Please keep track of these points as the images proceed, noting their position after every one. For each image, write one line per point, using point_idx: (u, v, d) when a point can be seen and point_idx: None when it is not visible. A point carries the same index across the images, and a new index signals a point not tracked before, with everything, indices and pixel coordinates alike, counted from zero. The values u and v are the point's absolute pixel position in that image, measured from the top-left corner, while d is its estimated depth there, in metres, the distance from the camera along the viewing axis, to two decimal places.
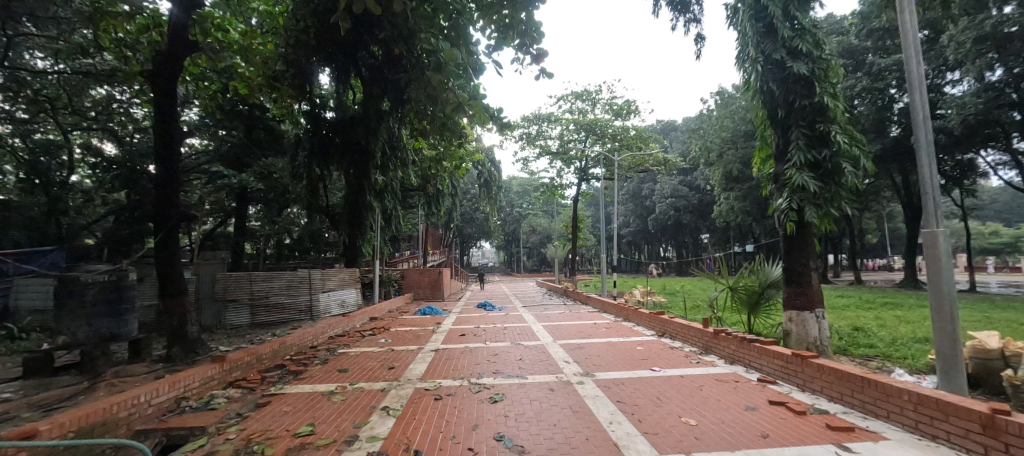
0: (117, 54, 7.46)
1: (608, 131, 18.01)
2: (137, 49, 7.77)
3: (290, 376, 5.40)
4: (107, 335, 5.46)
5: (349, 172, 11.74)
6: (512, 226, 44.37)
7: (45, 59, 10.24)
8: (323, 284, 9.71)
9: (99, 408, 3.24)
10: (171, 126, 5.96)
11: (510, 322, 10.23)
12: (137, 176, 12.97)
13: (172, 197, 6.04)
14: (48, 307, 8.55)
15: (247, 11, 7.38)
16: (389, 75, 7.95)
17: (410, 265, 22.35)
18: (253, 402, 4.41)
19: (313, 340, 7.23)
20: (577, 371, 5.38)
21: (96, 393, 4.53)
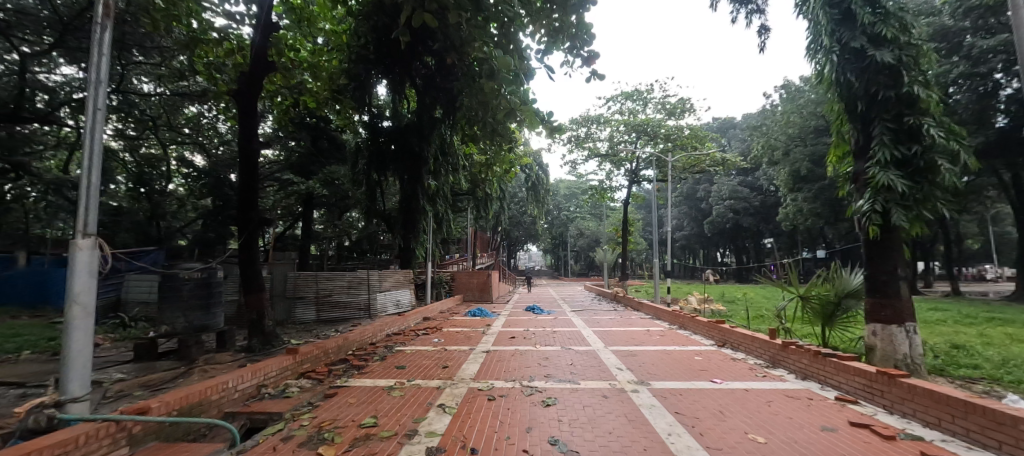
0: (207, 75, 8.38)
1: (661, 131, 17.39)
2: (224, 71, 8.62)
3: (353, 370, 5.76)
4: (199, 326, 6.13)
5: (404, 177, 12.22)
6: (559, 229, 44.10)
7: (150, 83, 11.68)
8: (381, 284, 10.20)
9: (197, 391, 3.66)
10: (252, 139, 6.59)
11: (560, 326, 10.14)
12: (222, 184, 14.42)
13: (254, 202, 6.67)
14: (151, 299, 9.82)
15: (315, 32, 8.00)
16: (443, 83, 8.24)
17: (460, 267, 22.92)
18: (321, 393, 4.75)
19: (372, 337, 7.64)
20: (631, 379, 5.24)
21: (192, 377, 5.12)
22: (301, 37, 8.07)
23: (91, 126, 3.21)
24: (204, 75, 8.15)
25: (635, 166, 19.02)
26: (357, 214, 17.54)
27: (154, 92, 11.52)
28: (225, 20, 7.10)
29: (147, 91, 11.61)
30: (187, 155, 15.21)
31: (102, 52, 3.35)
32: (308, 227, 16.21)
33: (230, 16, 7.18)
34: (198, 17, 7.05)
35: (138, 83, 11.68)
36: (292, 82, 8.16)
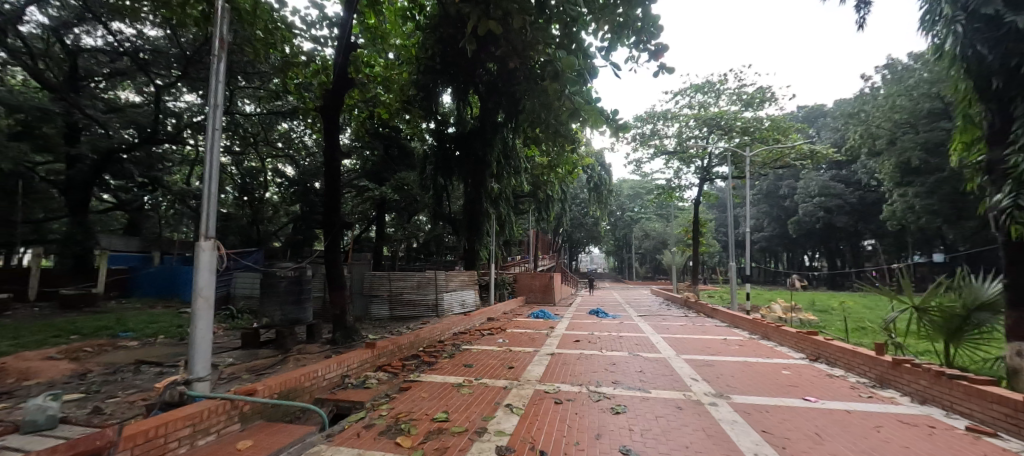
0: (296, 94, 9.28)
1: (737, 124, 16.06)
2: (310, 89, 9.49)
3: (424, 366, 6.03)
4: (292, 319, 6.81)
5: (468, 181, 12.55)
6: (623, 231, 42.61)
7: (251, 104, 13.22)
8: (448, 284, 10.57)
9: (293, 377, 4.05)
10: (334, 149, 7.19)
11: (627, 332, 9.76)
12: (309, 191, 15.92)
13: (337, 207, 7.26)
14: (253, 293, 11.10)
15: (387, 48, 8.52)
16: (505, 88, 8.37)
17: (521, 268, 23.04)
18: (397, 386, 5.03)
19: (441, 335, 7.95)
20: (708, 391, 4.90)
21: (287, 365, 5.69)
22: (376, 54, 8.65)
23: (210, 145, 3.72)
24: (294, 94, 9.05)
25: (707, 163, 17.81)
26: (424, 218, 18.41)
27: (254, 112, 13.04)
28: (312, 43, 7.83)
29: (249, 111, 13.15)
30: (281, 166, 16.98)
31: (218, 81, 3.89)
32: (381, 229, 17.32)
33: (316, 40, 7.91)
34: (290, 43, 7.85)
35: (242, 104, 13.28)
36: (367, 95, 8.77)
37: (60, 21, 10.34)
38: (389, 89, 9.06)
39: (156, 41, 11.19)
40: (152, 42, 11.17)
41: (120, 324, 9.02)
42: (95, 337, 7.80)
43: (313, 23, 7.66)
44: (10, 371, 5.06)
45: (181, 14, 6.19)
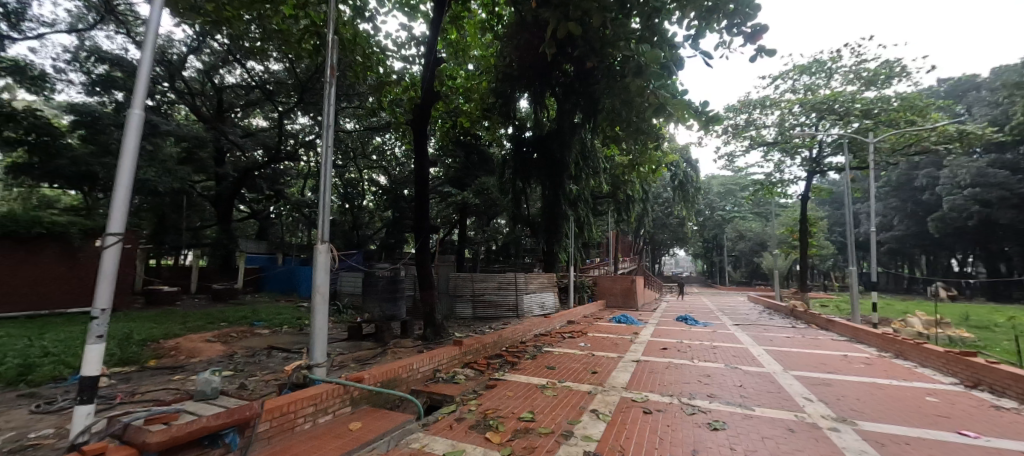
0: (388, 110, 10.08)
1: (857, 107, 13.89)
2: (400, 104, 10.25)
3: (508, 365, 6.16)
4: (389, 315, 7.41)
5: (546, 184, 12.56)
6: (714, 231, 39.34)
7: (351, 121, 14.73)
8: (528, 286, 10.71)
9: (392, 369, 4.40)
10: (423, 159, 7.69)
11: (721, 341, 8.98)
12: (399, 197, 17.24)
13: (425, 212, 7.75)
14: (356, 291, 12.33)
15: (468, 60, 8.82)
16: (583, 89, 8.25)
17: (601, 271, 22.42)
18: (483, 383, 5.20)
19: (523, 336, 8.05)
20: (826, 414, 4.31)
21: (385, 357, 6.19)
22: (458, 66, 9.10)
23: (325, 159, 4.25)
24: (387, 110, 9.85)
25: (817, 153, 15.68)
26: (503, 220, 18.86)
27: (354, 128, 14.51)
28: (402, 62, 8.47)
29: (350, 128, 14.66)
30: (375, 175, 18.58)
31: (330, 103, 4.44)
32: (463, 232, 18.10)
33: (406, 59, 8.53)
34: (384, 64, 8.57)
35: (344, 122, 14.86)
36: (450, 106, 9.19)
37: (210, 64, 12.58)
38: (470, 99, 9.47)
39: (278, 74, 13.05)
40: (275, 75, 13.03)
41: (254, 315, 10.60)
42: (237, 325, 9.29)
43: (403, 44, 8.30)
44: (180, 350, 6.22)
45: (297, 49, 7.11)
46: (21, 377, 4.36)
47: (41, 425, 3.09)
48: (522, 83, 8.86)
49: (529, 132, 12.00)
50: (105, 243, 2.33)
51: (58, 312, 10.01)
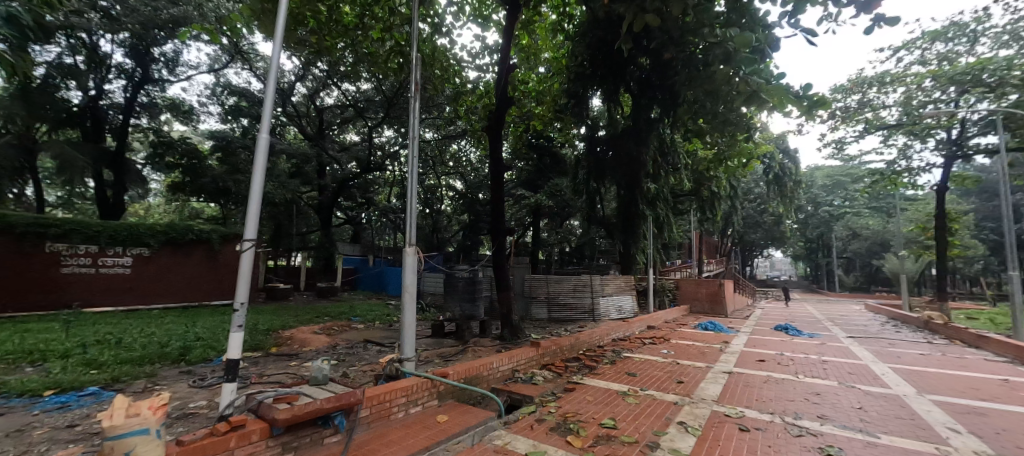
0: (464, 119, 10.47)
1: (1015, 74, 11.36)
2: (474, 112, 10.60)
3: (586, 369, 6.04)
4: (468, 314, 7.70)
5: (622, 184, 12.11)
6: (819, 230, 34.90)
7: (431, 131, 15.61)
8: (604, 289, 10.38)
9: (473, 366, 4.56)
10: (498, 163, 7.86)
11: (830, 355, 7.91)
12: (475, 202, 17.83)
13: (501, 215, 7.91)
14: (437, 290, 13.04)
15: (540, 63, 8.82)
16: (661, 81, 7.84)
17: (684, 274, 21.05)
18: (562, 386, 5.15)
19: (601, 340, 7.82)
20: (977, 449, 3.60)
21: (465, 355, 6.44)
22: (529, 71, 9.25)
23: (411, 168, 4.56)
24: (463, 118, 10.23)
25: (958, 133, 13.17)
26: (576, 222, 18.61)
27: (434, 137, 15.37)
28: (477, 71, 8.78)
29: (430, 137, 15.54)
30: (452, 181, 19.44)
31: (414, 116, 4.78)
32: (537, 234, 18.18)
33: (480, 68, 8.84)
34: (460, 75, 8.95)
35: (425, 132, 15.79)
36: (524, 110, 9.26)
37: (312, 89, 14.19)
38: (541, 102, 9.54)
39: (367, 92, 14.31)
40: (365, 93, 14.30)
41: (350, 311, 11.70)
42: (337, 319, 10.33)
43: (478, 54, 8.61)
44: (293, 340, 7.09)
45: (384, 69, 7.71)
46: (181, 356, 5.30)
47: (197, 397, 3.73)
48: (594, 81, 8.63)
49: (602, 131, 11.65)
50: (242, 248, 2.77)
51: (203, 304, 11.98)
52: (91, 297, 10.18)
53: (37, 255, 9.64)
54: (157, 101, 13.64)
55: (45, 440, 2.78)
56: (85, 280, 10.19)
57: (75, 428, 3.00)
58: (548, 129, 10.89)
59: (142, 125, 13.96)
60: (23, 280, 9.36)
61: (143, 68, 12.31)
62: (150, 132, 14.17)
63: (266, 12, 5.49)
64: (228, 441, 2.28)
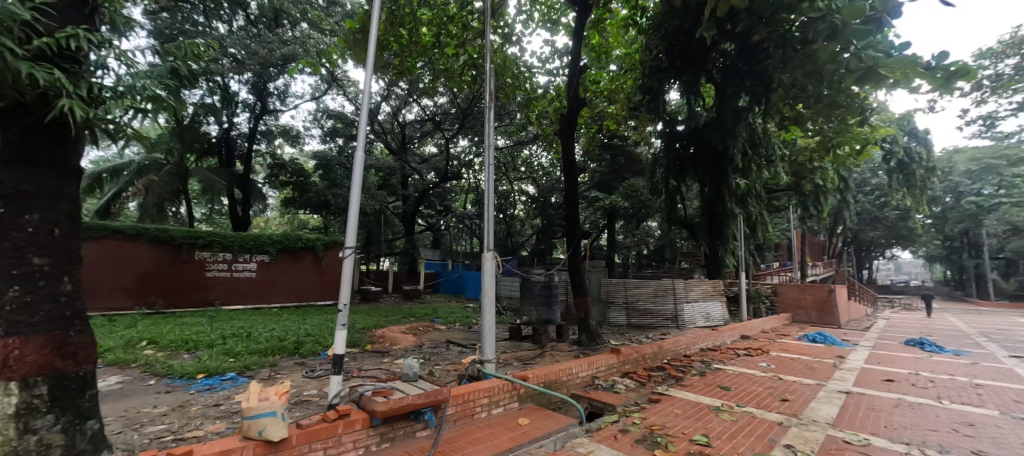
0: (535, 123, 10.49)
1: None
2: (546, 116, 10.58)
3: (672, 380, 5.67)
4: (545, 318, 7.69)
5: (707, 181, 11.24)
6: (960, 226, 29.19)
7: (504, 139, 15.97)
8: (688, 294, 9.49)
9: (552, 371, 4.51)
10: (571, 166, 7.73)
11: (984, 378, 6.53)
12: (549, 205, 17.83)
13: (576, 218, 7.80)
14: (514, 294, 13.26)
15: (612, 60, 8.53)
16: (750, 67, 7.16)
17: (783, 278, 18.91)
18: (646, 396, 4.89)
19: (688, 349, 7.28)
20: None
21: (544, 359, 6.42)
22: (601, 69, 8.42)
23: (487, 176, 4.69)
24: (535, 124, 10.27)
25: None
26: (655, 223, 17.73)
27: (506, 144, 15.72)
28: (546, 75, 8.78)
29: (503, 144, 15.90)
30: (525, 186, 19.68)
31: (489, 125, 4.96)
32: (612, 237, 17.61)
33: (550, 72, 8.82)
34: (530, 81, 8.98)
35: (498, 140, 16.20)
36: (596, 111, 9.04)
37: (395, 106, 15.29)
38: (614, 101, 8.76)
39: (443, 105, 15.08)
40: (441, 107, 15.09)
41: (433, 313, 12.35)
42: (422, 320, 10.97)
43: (547, 59, 8.60)
44: (385, 338, 7.67)
45: (459, 83, 8.01)
46: (295, 349, 6.01)
47: (309, 386, 4.22)
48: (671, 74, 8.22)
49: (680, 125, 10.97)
50: (344, 254, 3.07)
51: (310, 304, 13.49)
52: (228, 296, 12.08)
53: (189, 261, 11.59)
54: (272, 128, 15.73)
55: (200, 414, 3.33)
56: (223, 282, 12.06)
57: (222, 406, 3.56)
58: (622, 128, 10.50)
59: (262, 150, 16.34)
60: (182, 282, 11.44)
61: (261, 101, 14.27)
62: (267, 155, 16.37)
63: (358, 41, 6.05)
64: (336, 428, 2.53)
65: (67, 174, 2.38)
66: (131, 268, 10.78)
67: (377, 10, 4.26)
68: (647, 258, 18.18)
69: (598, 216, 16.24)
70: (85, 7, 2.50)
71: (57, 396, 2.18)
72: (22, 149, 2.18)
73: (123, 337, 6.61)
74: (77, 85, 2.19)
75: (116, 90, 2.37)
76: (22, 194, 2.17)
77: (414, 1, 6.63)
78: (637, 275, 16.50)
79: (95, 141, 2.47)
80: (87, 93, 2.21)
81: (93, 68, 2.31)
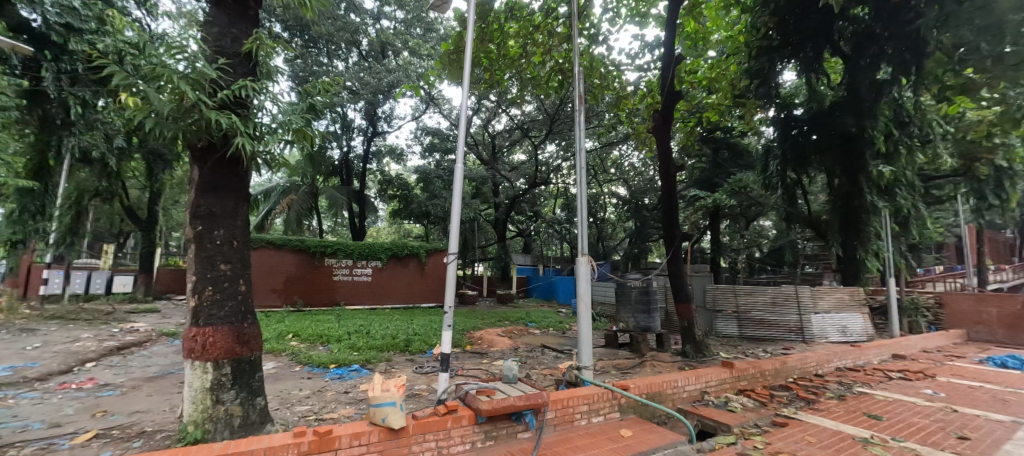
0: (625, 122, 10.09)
1: None
2: (636, 114, 10.12)
3: (801, 402, 4.95)
4: (644, 326, 7.29)
5: (836, 172, 9.68)
6: None
7: (593, 141, 15.68)
8: (816, 303, 8.23)
9: (655, 383, 4.27)
10: (668, 163, 7.25)
11: None
12: (641, 208, 16.96)
13: (674, 220, 7.30)
14: (608, 300, 12.86)
15: (710, 46, 7.83)
16: (892, 32, 6.04)
17: (949, 285, 15.37)
18: (768, 417, 4.34)
19: (820, 367, 6.29)
20: None
21: (644, 369, 6.10)
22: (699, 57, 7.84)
23: (580, 179, 4.65)
24: (625, 123, 9.89)
25: None
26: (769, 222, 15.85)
27: (596, 147, 15.42)
28: (636, 71, 8.43)
29: (593, 147, 15.62)
30: (616, 187, 19.05)
31: (580, 127, 4.92)
32: (718, 239, 16.07)
33: (640, 67, 8.44)
34: (620, 80, 8.65)
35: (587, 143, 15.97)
36: (695, 102, 8.38)
37: (486, 118, 15.99)
38: (715, 90, 8.04)
39: (532, 114, 15.36)
40: (530, 115, 15.38)
41: (526, 317, 12.55)
42: (516, 324, 11.21)
43: (637, 54, 8.24)
44: (482, 341, 7.99)
45: (546, 89, 8.11)
46: (406, 346, 6.60)
47: (420, 381, 4.58)
48: (784, 54, 7.34)
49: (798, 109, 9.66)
50: (448, 260, 3.28)
51: (416, 305, 14.68)
52: (351, 297, 13.74)
53: (320, 267, 13.41)
54: (381, 148, 17.56)
55: (334, 400, 3.82)
56: (346, 284, 13.75)
57: (350, 394, 4.05)
58: (726, 119, 9.54)
59: (373, 169, 18.31)
60: (315, 284, 13.29)
61: (372, 124, 16.03)
62: (377, 172, 18.28)
63: (453, 61, 6.47)
64: (446, 422, 2.71)
65: (243, 196, 2.94)
66: (279, 273, 12.83)
67: (471, 27, 4.49)
68: (760, 262, 16.32)
69: (699, 217, 15.03)
70: (249, 63, 3.08)
71: (237, 375, 2.70)
72: (212, 179, 2.76)
73: (274, 330, 7.89)
74: (245, 125, 2.70)
75: (272, 126, 2.87)
76: (214, 215, 2.74)
77: (501, 15, 6.84)
78: (749, 281, 14.81)
79: (259, 170, 3.00)
80: (252, 130, 2.72)
81: (256, 110, 2.83)
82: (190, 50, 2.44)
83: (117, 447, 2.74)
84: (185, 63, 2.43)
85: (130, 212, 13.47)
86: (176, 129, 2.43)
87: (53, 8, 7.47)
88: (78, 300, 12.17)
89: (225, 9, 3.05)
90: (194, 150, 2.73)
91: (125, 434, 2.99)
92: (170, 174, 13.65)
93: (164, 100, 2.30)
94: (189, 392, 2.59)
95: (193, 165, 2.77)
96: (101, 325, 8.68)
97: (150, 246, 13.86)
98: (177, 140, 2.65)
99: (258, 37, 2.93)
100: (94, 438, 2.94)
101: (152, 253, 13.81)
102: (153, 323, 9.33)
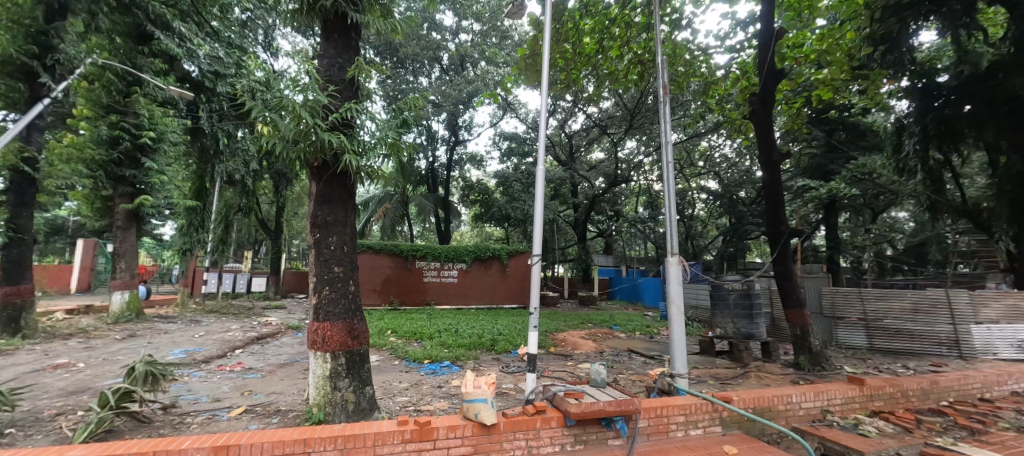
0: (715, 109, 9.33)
1: None
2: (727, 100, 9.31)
3: (959, 431, 4.08)
4: (745, 332, 6.65)
5: (999, 149, 7.89)
6: None
7: (679, 133, 14.76)
8: (976, 311, 6.76)
9: (764, 397, 3.85)
10: (769, 151, 6.53)
11: None
12: (736, 202, 15.51)
13: (779, 213, 6.53)
14: (701, 303, 11.97)
15: (818, 15, 6.87)
16: None
17: None
18: (915, 447, 3.65)
19: (986, 390, 5.13)
20: None
21: (748, 380, 5.56)
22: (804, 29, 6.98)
23: (667, 175, 4.39)
24: (715, 111, 9.15)
25: None
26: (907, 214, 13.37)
27: (681, 139, 14.49)
28: (727, 53, 7.75)
29: (678, 140, 14.71)
30: (706, 182, 17.68)
31: (665, 119, 4.64)
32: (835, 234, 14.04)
33: (732, 48, 7.73)
34: (707, 65, 8.00)
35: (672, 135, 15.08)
36: (800, 80, 7.43)
37: (562, 120, 15.94)
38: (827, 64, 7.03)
39: (611, 111, 14.96)
40: (608, 112, 15.02)
41: (611, 319, 12.21)
42: (600, 326, 10.95)
43: (727, 35, 7.57)
44: (566, 343, 7.93)
45: (625, 83, 7.84)
46: (492, 346, 6.81)
47: (507, 380, 4.70)
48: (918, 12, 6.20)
49: (942, 77, 8.06)
50: (533, 263, 3.30)
51: (500, 306, 15.12)
52: (440, 297, 14.62)
53: (413, 269, 14.45)
54: (462, 156, 18.41)
55: (430, 393, 4.07)
56: (435, 285, 14.64)
57: (443, 388, 4.29)
58: (841, 96, 8.29)
59: (457, 175, 19.25)
60: (409, 285, 14.35)
61: (455, 134, 16.91)
62: (460, 178, 19.16)
63: (530, 65, 6.56)
64: (535, 421, 2.73)
65: (351, 206, 3.29)
66: (379, 275, 14.09)
67: (546, 30, 4.49)
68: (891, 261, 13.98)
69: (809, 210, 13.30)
70: (352, 87, 3.44)
71: (350, 366, 3.01)
72: (326, 192, 3.13)
73: (375, 326, 8.70)
74: (351, 142, 3.03)
75: (373, 141, 3.17)
76: (328, 223, 3.11)
77: (576, 13, 6.75)
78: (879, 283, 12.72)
79: (363, 182, 3.33)
80: (356, 147, 3.04)
81: (358, 129, 3.15)
82: (304, 83, 2.80)
83: (261, 421, 3.24)
84: (300, 92, 2.80)
85: (262, 223, 15.83)
86: (297, 151, 2.81)
87: (206, 59, 9.16)
88: (227, 297, 14.62)
89: (332, 42, 3.46)
90: (312, 167, 3.12)
91: (266, 411, 3.52)
92: (291, 190, 15.79)
93: (288, 126, 2.68)
94: (313, 378, 2.97)
95: (312, 180, 3.18)
96: (243, 318, 10.33)
97: (278, 252, 16.15)
98: (299, 161, 3.06)
99: (359, 64, 3.26)
100: (244, 413, 3.51)
101: (279, 258, 16.07)
102: (282, 318, 10.86)
